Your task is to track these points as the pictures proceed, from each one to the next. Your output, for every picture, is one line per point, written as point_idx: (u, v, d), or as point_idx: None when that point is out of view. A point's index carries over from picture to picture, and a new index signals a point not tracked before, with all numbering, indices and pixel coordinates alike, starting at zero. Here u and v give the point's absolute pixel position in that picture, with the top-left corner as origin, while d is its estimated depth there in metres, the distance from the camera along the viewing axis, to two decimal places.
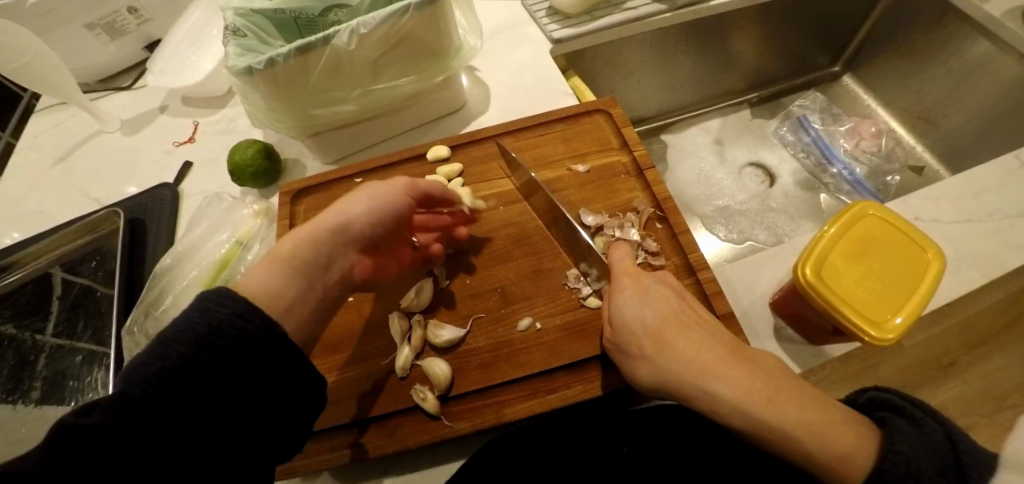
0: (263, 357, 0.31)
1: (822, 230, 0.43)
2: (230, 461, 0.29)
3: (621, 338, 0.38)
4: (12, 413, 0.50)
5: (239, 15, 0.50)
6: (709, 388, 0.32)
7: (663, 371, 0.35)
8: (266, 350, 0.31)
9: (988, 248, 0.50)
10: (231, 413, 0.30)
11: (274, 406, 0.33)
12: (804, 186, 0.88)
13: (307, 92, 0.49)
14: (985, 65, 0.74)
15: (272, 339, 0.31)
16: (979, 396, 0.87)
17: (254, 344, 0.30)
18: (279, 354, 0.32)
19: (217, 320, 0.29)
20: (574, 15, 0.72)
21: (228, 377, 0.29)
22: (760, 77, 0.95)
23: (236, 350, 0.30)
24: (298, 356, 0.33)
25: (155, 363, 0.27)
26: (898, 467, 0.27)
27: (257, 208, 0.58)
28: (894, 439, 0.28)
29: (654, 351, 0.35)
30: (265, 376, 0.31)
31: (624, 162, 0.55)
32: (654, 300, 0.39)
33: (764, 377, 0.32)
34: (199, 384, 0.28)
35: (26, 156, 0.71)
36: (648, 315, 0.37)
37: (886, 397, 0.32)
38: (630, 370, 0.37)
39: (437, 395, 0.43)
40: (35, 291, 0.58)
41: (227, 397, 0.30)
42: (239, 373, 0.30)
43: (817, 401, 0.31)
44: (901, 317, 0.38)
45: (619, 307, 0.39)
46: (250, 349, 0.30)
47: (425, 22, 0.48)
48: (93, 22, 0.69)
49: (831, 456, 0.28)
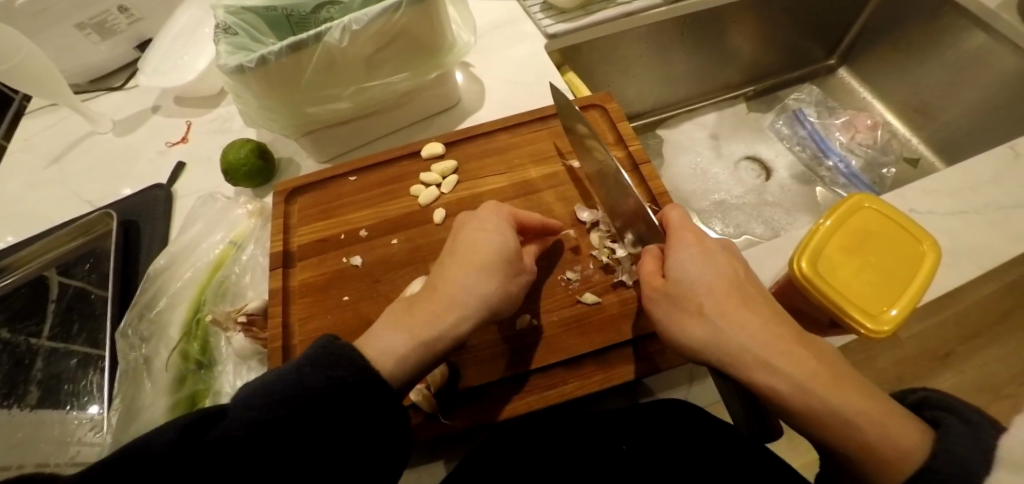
0: (365, 411, 0.32)
1: (818, 223, 0.43)
2: (332, 462, 0.31)
3: (677, 292, 0.37)
4: (8, 417, 0.49)
5: (229, 13, 0.49)
6: (771, 362, 0.32)
7: (722, 335, 0.34)
8: (371, 402, 0.32)
9: (988, 240, 0.50)
10: (333, 445, 0.31)
11: (365, 437, 0.32)
12: (800, 179, 0.88)
13: (299, 90, 0.49)
14: (982, 58, 0.74)
15: (376, 392, 0.33)
16: (974, 386, 0.88)
17: (362, 392, 0.32)
18: (384, 409, 0.33)
19: (321, 366, 0.32)
20: (569, 9, 0.72)
21: (329, 427, 0.31)
22: (757, 71, 0.95)
23: (344, 397, 0.32)
24: (388, 402, 0.33)
25: (256, 408, 0.29)
26: (950, 467, 0.25)
27: (252, 208, 0.58)
28: (945, 438, 0.27)
29: (714, 313, 0.35)
30: (358, 431, 0.32)
31: (620, 157, 0.55)
32: (719, 263, 0.37)
33: (815, 363, 0.31)
34: (333, 412, 0.31)
35: (19, 157, 0.70)
36: (711, 277, 0.36)
37: (940, 396, 0.30)
38: (679, 325, 0.37)
39: (431, 392, 0.42)
40: (29, 294, 0.57)
41: (327, 440, 0.31)
42: (343, 416, 0.31)
43: (870, 394, 0.30)
44: (897, 309, 0.38)
45: (680, 262, 0.38)
46: (359, 399, 0.32)
47: (419, 18, 0.48)
48: (83, 22, 0.68)
49: (890, 449, 0.28)
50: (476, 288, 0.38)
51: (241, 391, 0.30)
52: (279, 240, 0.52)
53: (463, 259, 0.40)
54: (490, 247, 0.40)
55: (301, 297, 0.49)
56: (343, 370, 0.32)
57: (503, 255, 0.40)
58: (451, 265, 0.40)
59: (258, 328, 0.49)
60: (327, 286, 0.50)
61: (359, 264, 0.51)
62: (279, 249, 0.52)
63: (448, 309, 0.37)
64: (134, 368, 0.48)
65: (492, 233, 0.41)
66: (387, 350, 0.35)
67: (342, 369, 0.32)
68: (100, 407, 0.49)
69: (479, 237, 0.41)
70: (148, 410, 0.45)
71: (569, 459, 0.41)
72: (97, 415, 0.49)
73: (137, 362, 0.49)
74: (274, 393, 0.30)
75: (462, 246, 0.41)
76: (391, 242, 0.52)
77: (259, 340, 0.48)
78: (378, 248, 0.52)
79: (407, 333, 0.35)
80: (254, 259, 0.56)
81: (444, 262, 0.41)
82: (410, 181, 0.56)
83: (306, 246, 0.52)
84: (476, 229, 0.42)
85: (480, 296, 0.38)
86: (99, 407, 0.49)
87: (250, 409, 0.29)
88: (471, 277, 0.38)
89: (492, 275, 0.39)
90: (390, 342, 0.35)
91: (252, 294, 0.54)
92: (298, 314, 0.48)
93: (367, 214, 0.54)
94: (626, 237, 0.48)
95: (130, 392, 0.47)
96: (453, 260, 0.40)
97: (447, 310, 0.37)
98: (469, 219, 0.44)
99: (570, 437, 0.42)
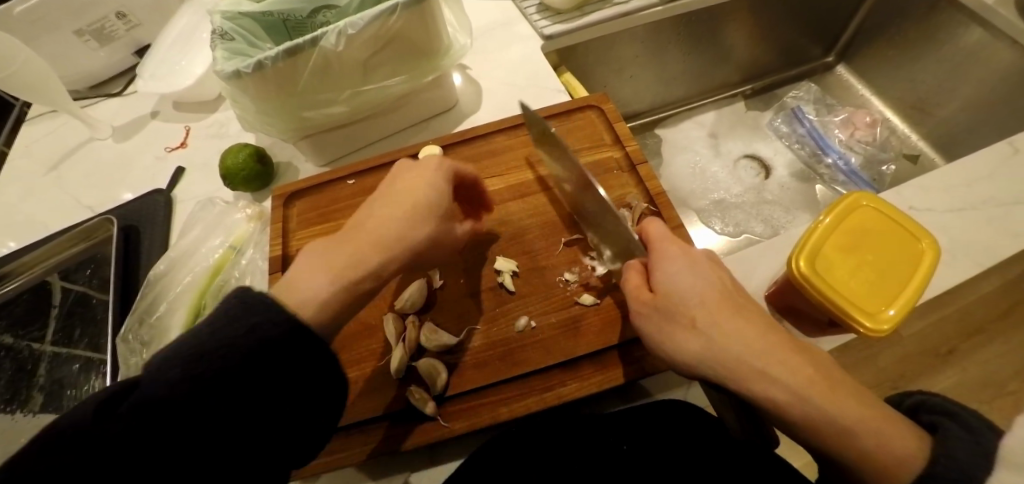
0: (302, 356, 0.31)
1: (816, 221, 0.43)
2: (268, 410, 0.30)
3: (668, 306, 0.37)
4: (12, 423, 0.50)
5: (226, 18, 0.49)
6: (767, 370, 0.32)
7: (717, 346, 0.34)
8: (298, 348, 0.31)
9: (987, 237, 0.50)
10: (265, 395, 0.30)
11: (297, 382, 0.31)
12: (800, 178, 0.88)
13: (296, 95, 0.49)
14: (979, 53, 0.74)
15: (302, 339, 0.31)
16: (977, 384, 0.87)
17: (288, 339, 0.30)
18: (313, 353, 0.32)
19: (238, 319, 0.30)
20: (565, 10, 0.72)
21: (270, 376, 0.30)
22: (754, 69, 0.95)
23: (269, 348, 0.30)
24: (317, 346, 0.32)
25: (172, 370, 0.27)
26: (951, 472, 0.27)
27: (251, 212, 0.58)
28: (948, 446, 0.28)
29: (709, 326, 0.34)
30: (290, 377, 0.31)
31: (616, 158, 0.55)
32: (706, 273, 0.37)
33: (813, 370, 0.32)
34: (259, 364, 0.29)
35: (19, 163, 0.71)
36: (701, 289, 0.36)
37: (935, 402, 0.32)
38: (671, 339, 0.36)
39: (432, 394, 0.43)
40: (32, 300, 0.58)
41: (259, 389, 0.29)
42: (271, 368, 0.30)
43: (868, 399, 0.31)
44: (895, 308, 0.38)
45: (669, 275, 0.38)
46: (284, 346, 0.30)
47: (414, 21, 0.48)
48: (82, 29, 0.69)
49: (891, 455, 0.28)
50: (405, 227, 0.38)
51: (159, 355, 0.28)
52: (278, 245, 0.53)
53: (391, 202, 0.39)
54: (424, 193, 0.40)
55: None
56: (261, 319, 0.30)
57: (432, 200, 0.40)
58: (381, 206, 0.39)
59: None
60: None
61: None
62: (277, 253, 0.52)
63: (375, 247, 0.36)
64: (136, 373, 0.48)
65: (426, 178, 0.41)
66: (307, 291, 0.33)
67: (259, 316, 0.30)
68: None
69: (415, 183, 0.40)
70: None
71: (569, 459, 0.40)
72: None
73: (138, 367, 0.49)
74: (191, 350, 0.28)
75: (396, 191, 0.40)
76: None
77: None
78: None
79: (329, 273, 0.34)
80: (253, 263, 0.56)
81: (369, 205, 0.40)
82: None
83: (304, 250, 0.53)
84: (412, 172, 0.41)
85: (410, 240, 0.38)
86: None
87: (168, 371, 0.27)
88: (401, 219, 0.38)
89: (425, 219, 0.39)
90: (313, 283, 0.33)
91: None
92: None
93: None
94: (602, 252, 0.49)
95: None
96: (384, 203, 0.39)
97: (375, 246, 0.36)
98: (404, 167, 0.43)
99: (570, 437, 0.41)
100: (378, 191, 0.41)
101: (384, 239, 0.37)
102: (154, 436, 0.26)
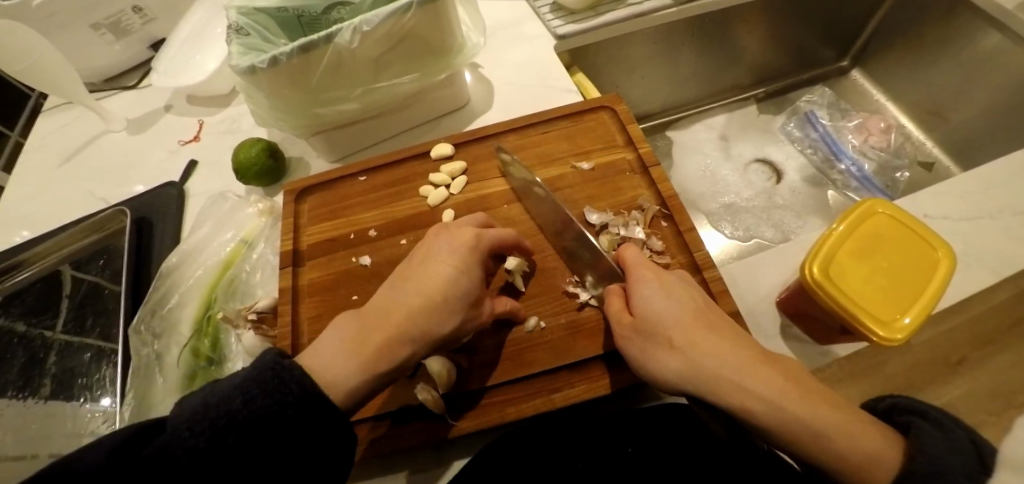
0: (313, 426, 0.31)
1: (830, 228, 0.42)
2: (277, 480, 0.31)
3: (647, 326, 0.37)
4: (23, 410, 0.50)
5: (241, 13, 0.50)
6: (742, 383, 0.32)
7: (697, 362, 0.34)
8: (317, 428, 0.32)
9: (1003, 246, 0.49)
10: (277, 466, 0.31)
11: (309, 456, 0.32)
12: (812, 183, 0.87)
13: (310, 91, 0.49)
14: (997, 58, 0.72)
15: (321, 416, 0.32)
16: (988, 394, 0.86)
17: (310, 416, 0.31)
18: (329, 432, 0.32)
19: (267, 387, 0.31)
20: (578, 10, 0.72)
21: (276, 440, 0.30)
22: (767, 72, 0.94)
23: (290, 421, 0.31)
24: (335, 423, 0.32)
25: (199, 431, 0.29)
26: (927, 467, 0.27)
27: (262, 207, 0.59)
28: (923, 442, 0.28)
29: (686, 345, 0.35)
30: (304, 450, 0.31)
31: (628, 159, 0.55)
32: (679, 294, 0.38)
33: (791, 379, 0.32)
34: (277, 435, 0.30)
35: (35, 154, 0.71)
36: (677, 308, 0.37)
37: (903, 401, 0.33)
38: (655, 365, 0.36)
39: (439, 392, 0.42)
40: (44, 289, 0.58)
41: (270, 460, 0.30)
42: (286, 440, 0.30)
43: (838, 405, 0.31)
44: (910, 317, 0.37)
45: (644, 299, 0.38)
46: (304, 423, 0.31)
47: (428, 20, 0.48)
48: (99, 22, 0.69)
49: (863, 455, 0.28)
50: (431, 318, 0.37)
51: (187, 410, 0.30)
52: (288, 240, 0.53)
53: (418, 283, 0.38)
54: (450, 283, 0.38)
55: (310, 296, 0.50)
56: (288, 392, 0.31)
57: (460, 290, 0.39)
58: (407, 286, 0.39)
59: (268, 325, 0.50)
60: (336, 285, 0.50)
61: (367, 264, 0.51)
62: (288, 248, 0.52)
63: (402, 335, 0.36)
64: (147, 363, 0.49)
65: (452, 262, 0.39)
66: (337, 378, 0.34)
67: (289, 392, 0.31)
68: (112, 399, 0.49)
69: (446, 268, 0.39)
70: (161, 406, 0.46)
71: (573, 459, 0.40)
72: (109, 407, 0.49)
73: (149, 357, 0.49)
74: (218, 413, 0.29)
75: (425, 272, 0.39)
76: (400, 242, 0.52)
77: (268, 337, 0.49)
78: (386, 249, 0.52)
79: (357, 361, 0.35)
80: (264, 258, 0.56)
81: (402, 283, 0.39)
82: (417, 182, 0.56)
83: (315, 246, 0.53)
84: (443, 253, 0.40)
85: (433, 333, 0.37)
86: (112, 399, 0.49)
87: (194, 435, 0.28)
88: (426, 307, 0.37)
89: (450, 310, 0.38)
90: (340, 370, 0.34)
91: (261, 293, 0.54)
92: (307, 313, 0.49)
93: (375, 215, 0.54)
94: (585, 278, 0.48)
95: (142, 387, 0.48)
96: (411, 282, 0.39)
97: (401, 335, 0.36)
98: (438, 242, 0.42)
99: (575, 437, 0.41)
100: (408, 266, 0.41)
101: (409, 328, 0.36)
102: None
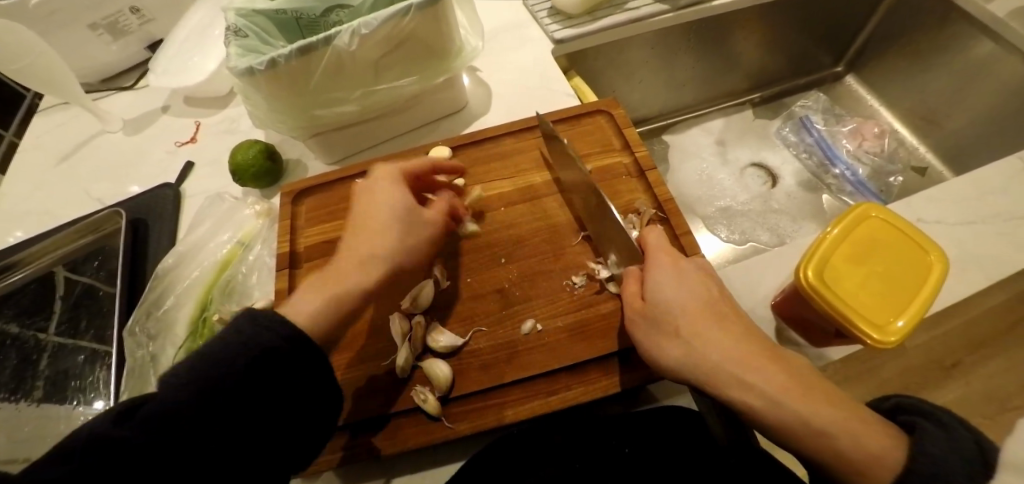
0: (300, 370, 0.34)
1: (825, 232, 0.43)
2: (273, 427, 0.32)
3: (655, 312, 0.38)
4: (15, 413, 0.50)
5: (240, 15, 0.50)
6: (744, 377, 0.32)
7: (697, 354, 0.34)
8: (305, 367, 0.34)
9: (996, 251, 0.49)
10: (273, 412, 0.32)
11: (300, 397, 0.34)
12: (807, 187, 0.88)
13: (308, 93, 0.49)
14: (989, 66, 0.73)
15: (309, 355, 0.34)
16: (982, 397, 0.87)
17: (296, 355, 0.33)
18: (316, 370, 0.34)
19: (252, 333, 0.33)
20: (576, 15, 0.72)
21: (272, 392, 0.32)
22: (763, 78, 0.95)
23: (280, 363, 0.33)
24: (321, 361, 0.35)
25: (196, 383, 0.30)
26: (928, 467, 0.27)
27: (259, 208, 0.59)
28: (923, 442, 0.28)
29: (689, 334, 0.35)
30: (297, 391, 0.33)
31: (625, 163, 0.55)
32: (692, 283, 0.39)
33: (787, 373, 0.33)
34: (270, 380, 0.32)
35: (29, 154, 0.71)
36: (686, 298, 0.37)
37: (910, 401, 0.32)
38: (659, 347, 0.37)
39: (438, 396, 0.43)
40: (38, 290, 0.58)
41: (267, 406, 0.32)
42: (280, 385, 0.33)
43: (838, 400, 0.31)
44: (903, 321, 0.38)
45: (656, 284, 0.39)
46: (292, 362, 0.33)
47: (427, 23, 0.49)
48: (96, 23, 0.69)
49: (864, 454, 0.28)
50: (377, 243, 0.40)
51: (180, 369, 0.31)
52: (286, 241, 0.53)
53: (359, 224, 0.42)
54: (381, 210, 0.42)
55: None
56: (272, 337, 0.33)
57: (395, 213, 0.42)
58: (352, 231, 0.42)
59: None
60: None
61: None
62: (285, 249, 0.52)
63: (353, 265, 0.39)
64: (141, 366, 0.49)
65: (384, 196, 0.43)
66: (302, 310, 0.36)
67: (271, 333, 0.33)
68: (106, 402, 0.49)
69: (375, 202, 0.43)
70: None
71: (570, 459, 0.40)
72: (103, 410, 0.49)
73: (144, 359, 0.49)
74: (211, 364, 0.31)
75: (361, 214, 0.43)
76: None
77: None
78: None
79: (318, 294, 0.37)
80: (261, 260, 0.56)
81: (352, 230, 0.42)
82: None
83: (312, 248, 0.53)
84: (374, 192, 0.44)
85: (381, 252, 0.40)
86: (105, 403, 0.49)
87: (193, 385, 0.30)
88: (369, 237, 0.41)
89: (391, 232, 0.41)
90: (304, 308, 0.36)
91: (258, 295, 0.54)
92: None
93: None
94: (608, 257, 0.48)
95: (137, 390, 0.47)
96: (356, 227, 0.42)
97: (351, 264, 0.39)
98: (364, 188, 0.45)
99: (574, 438, 0.41)
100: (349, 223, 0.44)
101: (358, 256, 0.39)
102: (173, 448, 0.28)
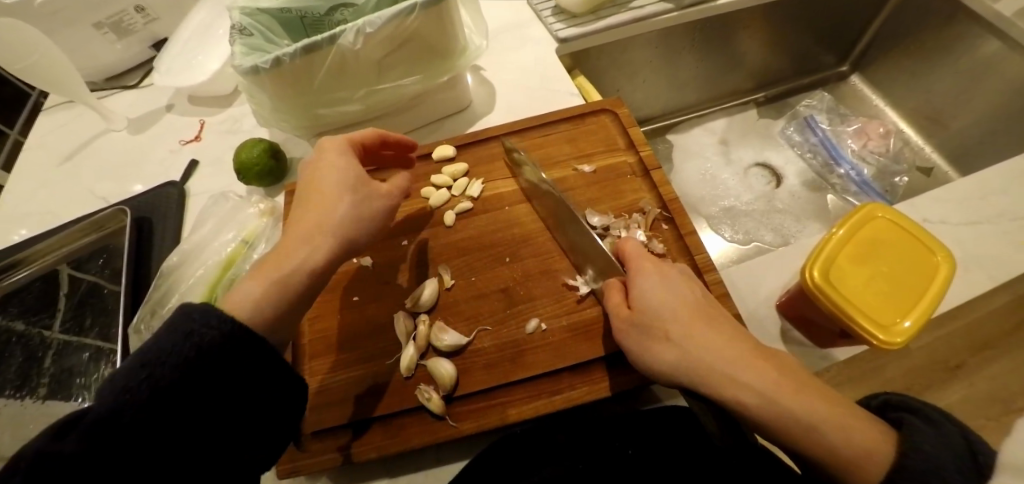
0: (245, 360, 0.33)
1: (830, 232, 0.43)
2: (224, 419, 0.32)
3: (644, 319, 0.37)
4: (20, 410, 0.50)
5: (245, 14, 0.50)
6: (737, 377, 0.32)
7: (689, 355, 0.34)
8: (251, 357, 0.33)
9: (1002, 252, 0.49)
10: (224, 405, 0.32)
11: (248, 389, 0.34)
12: (811, 187, 0.87)
13: (312, 92, 0.49)
14: (995, 65, 0.73)
15: (253, 344, 0.33)
16: (986, 399, 0.86)
17: (238, 346, 0.33)
18: (263, 360, 0.34)
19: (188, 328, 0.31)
20: (579, 14, 0.72)
21: (218, 386, 0.32)
22: (766, 77, 0.94)
23: (222, 356, 0.32)
24: (268, 351, 0.34)
25: (136, 385, 0.28)
26: (919, 463, 0.27)
27: (263, 207, 0.59)
28: (915, 438, 0.28)
29: (680, 337, 0.35)
30: (245, 382, 0.33)
31: (630, 163, 0.55)
32: (679, 289, 0.38)
33: (789, 372, 0.32)
34: (216, 375, 0.32)
35: (34, 153, 0.71)
36: (675, 302, 0.37)
37: (901, 399, 0.32)
38: (648, 355, 0.36)
39: (442, 395, 0.43)
40: (43, 288, 0.58)
41: (216, 399, 0.32)
42: (228, 377, 0.32)
43: (840, 400, 0.31)
44: (910, 321, 0.37)
45: (643, 291, 0.38)
46: (235, 354, 0.32)
47: (431, 22, 0.48)
48: (101, 22, 0.69)
49: (864, 454, 0.28)
50: (323, 214, 0.40)
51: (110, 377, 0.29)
52: None
53: (308, 197, 0.41)
54: (331, 180, 0.41)
55: None
56: (208, 331, 0.32)
57: (346, 181, 0.42)
58: (301, 205, 0.41)
59: None
60: (336, 286, 0.50)
61: (368, 265, 0.51)
62: None
63: (298, 242, 0.38)
64: None
65: (334, 167, 0.42)
66: (242, 300, 0.35)
67: (202, 326, 0.32)
68: None
69: (324, 171, 0.42)
70: None
71: (573, 459, 0.39)
72: None
73: None
74: (152, 363, 0.29)
75: (310, 189, 0.41)
76: (401, 244, 0.52)
77: None
78: (387, 250, 0.52)
79: (260, 279, 0.36)
80: None
81: (297, 206, 0.41)
82: (420, 184, 0.56)
83: None
84: (323, 166, 0.43)
85: (330, 222, 0.40)
86: None
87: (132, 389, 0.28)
88: (317, 210, 0.40)
89: (340, 201, 0.41)
90: (245, 298, 0.35)
91: None
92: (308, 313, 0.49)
93: None
94: (586, 273, 0.48)
95: None
96: (305, 200, 0.41)
97: (298, 244, 0.38)
98: (311, 164, 0.44)
99: (576, 439, 0.41)
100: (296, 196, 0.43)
101: (304, 232, 0.39)
102: (123, 451, 0.27)
